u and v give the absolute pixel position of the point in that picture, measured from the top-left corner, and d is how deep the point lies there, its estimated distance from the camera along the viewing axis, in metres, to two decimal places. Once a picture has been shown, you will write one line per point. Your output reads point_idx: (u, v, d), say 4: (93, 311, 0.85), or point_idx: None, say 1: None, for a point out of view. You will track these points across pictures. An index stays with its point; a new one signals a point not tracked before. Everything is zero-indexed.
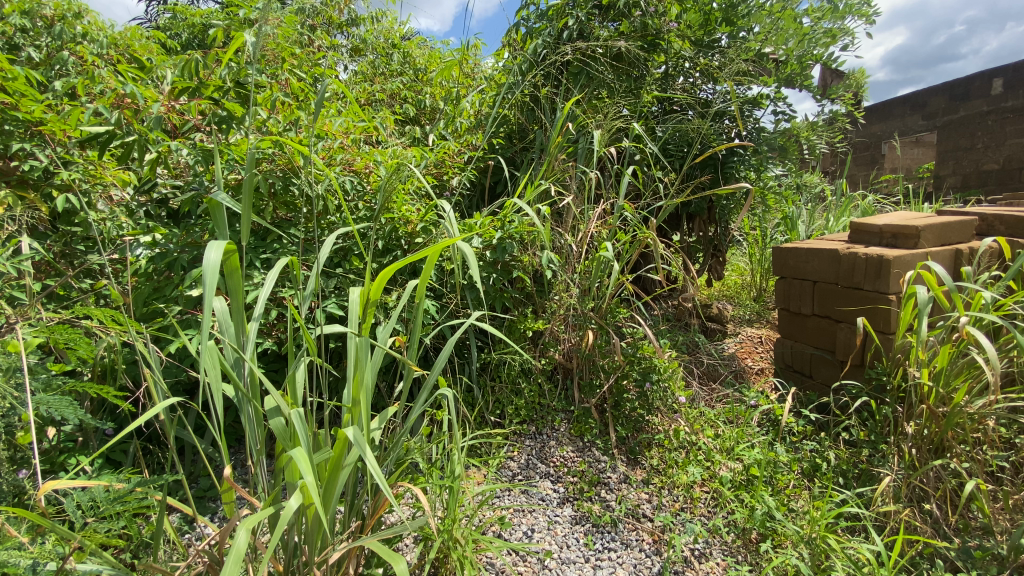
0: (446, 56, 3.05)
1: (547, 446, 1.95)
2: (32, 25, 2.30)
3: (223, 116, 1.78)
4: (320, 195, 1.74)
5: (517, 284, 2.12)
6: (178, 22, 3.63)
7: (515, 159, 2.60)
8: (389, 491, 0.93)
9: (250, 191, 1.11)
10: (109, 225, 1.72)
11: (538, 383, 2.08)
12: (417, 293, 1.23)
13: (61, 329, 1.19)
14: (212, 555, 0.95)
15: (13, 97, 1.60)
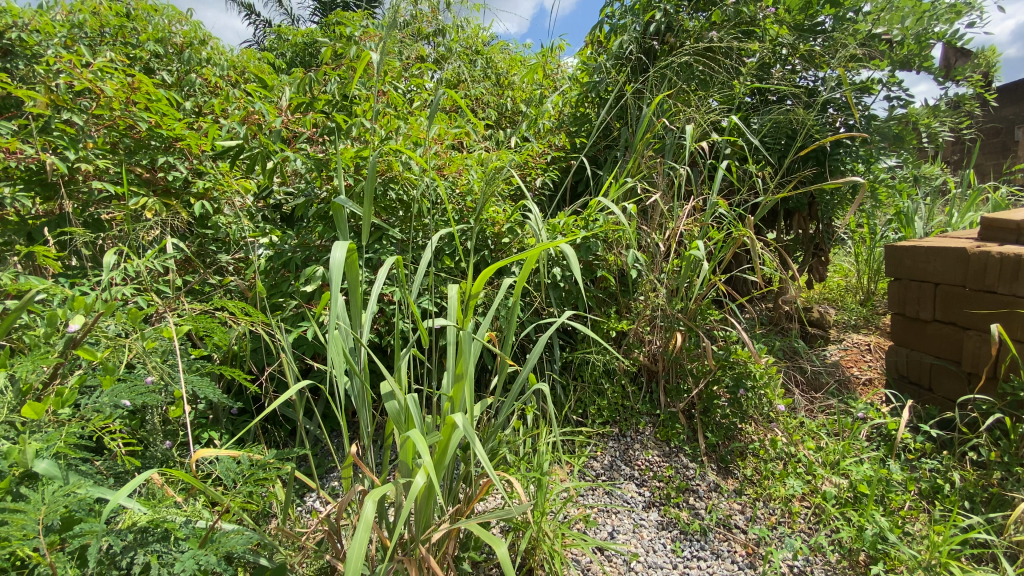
0: (529, 59, 3.10)
1: (632, 449, 1.92)
2: (166, 52, 2.62)
3: (331, 127, 1.95)
4: (415, 198, 1.84)
5: (601, 284, 2.10)
6: (283, 43, 3.98)
7: (598, 158, 2.59)
8: (493, 476, 0.97)
9: (368, 198, 1.23)
10: (234, 227, 1.93)
11: (622, 384, 2.04)
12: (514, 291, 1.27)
13: (202, 318, 1.34)
14: (331, 523, 1.04)
15: (158, 118, 1.85)
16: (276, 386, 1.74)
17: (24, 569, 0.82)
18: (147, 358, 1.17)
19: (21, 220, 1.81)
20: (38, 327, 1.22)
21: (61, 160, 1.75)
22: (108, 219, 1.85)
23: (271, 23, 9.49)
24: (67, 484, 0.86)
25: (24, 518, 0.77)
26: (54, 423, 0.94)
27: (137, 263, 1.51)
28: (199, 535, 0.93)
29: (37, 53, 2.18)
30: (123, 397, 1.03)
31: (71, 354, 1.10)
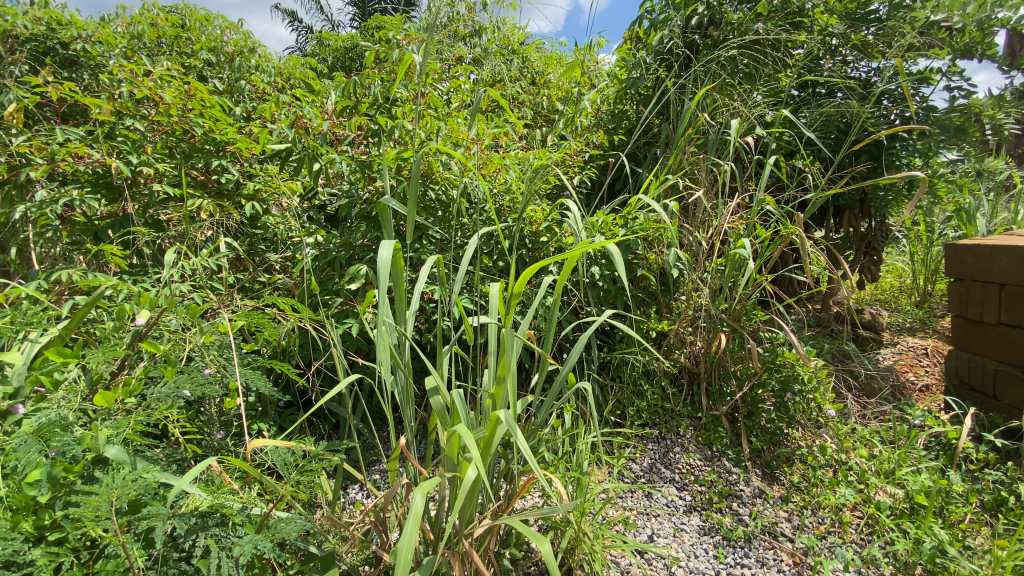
0: (566, 57, 3.09)
1: (672, 451, 1.88)
2: (217, 60, 2.74)
3: (374, 129, 1.99)
4: (454, 198, 1.86)
5: (641, 283, 2.06)
6: (325, 48, 4.10)
7: (637, 155, 2.55)
8: (537, 473, 0.97)
9: (413, 197, 1.26)
10: (282, 227, 2.00)
11: (662, 386, 2.00)
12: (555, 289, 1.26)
13: (254, 314, 1.39)
14: (377, 515, 1.07)
15: (212, 123, 1.93)
16: (321, 381, 1.79)
17: (97, 548, 0.87)
18: (205, 351, 1.22)
19: (89, 221, 1.93)
20: (106, 321, 1.30)
21: (124, 164, 1.85)
22: (167, 219, 1.95)
23: (313, 30, 9.80)
24: (136, 468, 0.91)
25: (98, 500, 0.81)
26: (123, 411, 1.00)
27: (193, 261, 1.59)
28: (254, 522, 0.96)
29: (101, 63, 2.31)
30: (185, 387, 1.08)
31: (137, 346, 1.17)
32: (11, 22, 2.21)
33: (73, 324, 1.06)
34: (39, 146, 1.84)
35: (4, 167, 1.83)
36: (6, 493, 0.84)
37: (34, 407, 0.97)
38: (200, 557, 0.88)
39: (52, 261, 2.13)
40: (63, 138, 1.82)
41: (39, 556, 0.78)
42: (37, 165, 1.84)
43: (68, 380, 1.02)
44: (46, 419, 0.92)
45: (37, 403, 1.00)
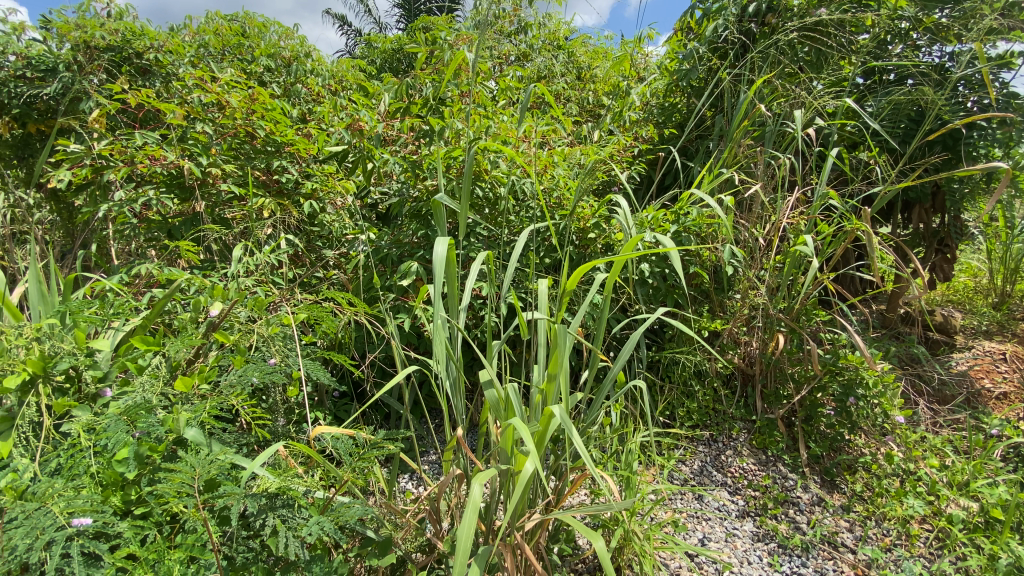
0: (613, 50, 3.04)
1: (725, 455, 1.83)
2: (275, 64, 2.86)
3: (426, 129, 2.04)
4: (503, 195, 1.87)
5: (693, 281, 2.00)
6: (374, 50, 4.21)
7: (689, 150, 2.49)
8: (591, 469, 0.95)
9: (466, 194, 1.27)
10: (337, 225, 2.08)
11: (714, 387, 1.94)
12: (607, 285, 1.23)
13: (315, 307, 1.44)
14: (432, 504, 1.09)
15: (273, 125, 2.02)
16: (375, 373, 1.86)
17: (178, 522, 0.93)
18: (271, 341, 1.29)
19: (163, 219, 2.06)
20: (181, 313, 1.39)
21: (194, 165, 1.96)
22: (232, 217, 2.06)
23: (362, 33, 10.10)
24: (211, 450, 0.97)
25: (182, 477, 0.87)
26: (200, 396, 1.06)
27: (258, 257, 1.67)
28: (317, 505, 1.01)
29: (171, 72, 2.47)
30: (254, 375, 1.14)
31: (210, 336, 1.25)
32: (92, 34, 2.38)
33: (152, 315, 1.14)
34: (120, 150, 1.98)
35: (90, 170, 1.98)
36: (98, 469, 0.91)
37: (121, 390, 1.05)
38: (269, 537, 0.93)
39: (130, 257, 2.30)
40: (141, 142, 1.95)
41: (128, 528, 0.85)
42: (117, 167, 1.98)
43: (151, 366, 1.10)
44: (132, 401, 0.99)
45: (124, 386, 1.08)
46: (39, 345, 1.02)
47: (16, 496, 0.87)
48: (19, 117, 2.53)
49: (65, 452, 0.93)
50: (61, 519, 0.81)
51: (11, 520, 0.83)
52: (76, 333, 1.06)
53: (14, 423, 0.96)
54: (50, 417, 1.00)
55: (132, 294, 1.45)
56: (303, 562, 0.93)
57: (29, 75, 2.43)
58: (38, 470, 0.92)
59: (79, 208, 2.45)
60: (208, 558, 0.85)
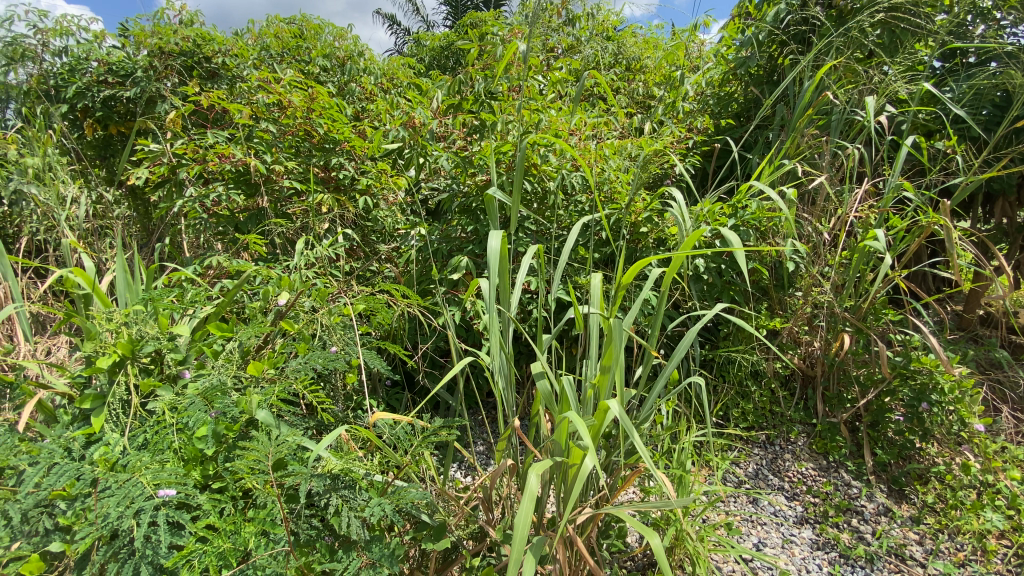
0: (665, 40, 2.96)
1: (782, 458, 1.77)
2: (331, 65, 2.97)
3: (477, 125, 2.06)
4: (554, 190, 1.86)
5: (751, 277, 1.93)
6: (423, 48, 4.29)
7: (746, 141, 2.40)
8: (648, 466, 0.93)
9: (518, 188, 1.26)
10: (390, 220, 2.14)
11: (771, 388, 1.87)
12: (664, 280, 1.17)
13: (372, 298, 1.50)
14: (486, 494, 1.11)
15: (331, 123, 2.09)
16: (426, 364, 1.91)
17: (251, 498, 0.99)
18: (332, 330, 1.35)
19: (231, 214, 2.18)
20: (249, 303, 1.47)
21: (260, 163, 2.06)
22: (293, 212, 2.15)
23: (411, 33, 10.30)
24: (280, 432, 1.03)
25: (258, 455, 0.93)
26: (268, 380, 1.12)
27: (317, 250, 1.74)
28: (377, 488, 1.05)
29: (237, 74, 2.61)
30: (318, 363, 1.19)
31: (277, 325, 1.32)
32: (167, 40, 2.55)
33: (224, 304, 1.21)
34: (194, 149, 2.11)
35: (166, 168, 2.12)
36: (179, 445, 0.97)
37: (198, 373, 1.13)
38: (332, 515, 0.98)
39: (200, 249, 2.44)
40: (212, 142, 2.07)
41: (207, 501, 0.91)
42: (190, 166, 2.11)
43: (225, 351, 1.17)
44: (209, 383, 1.06)
45: (200, 369, 1.15)
46: (127, 329, 1.11)
47: (109, 467, 0.95)
48: (102, 120, 2.73)
49: (151, 428, 1.01)
50: (149, 489, 0.88)
51: (105, 488, 0.91)
52: (159, 319, 1.15)
53: (106, 400, 1.05)
54: (137, 396, 1.08)
55: (205, 284, 1.55)
56: (364, 542, 0.97)
57: (110, 80, 2.61)
58: (127, 444, 1.00)
59: (155, 205, 2.63)
60: (278, 532, 0.89)
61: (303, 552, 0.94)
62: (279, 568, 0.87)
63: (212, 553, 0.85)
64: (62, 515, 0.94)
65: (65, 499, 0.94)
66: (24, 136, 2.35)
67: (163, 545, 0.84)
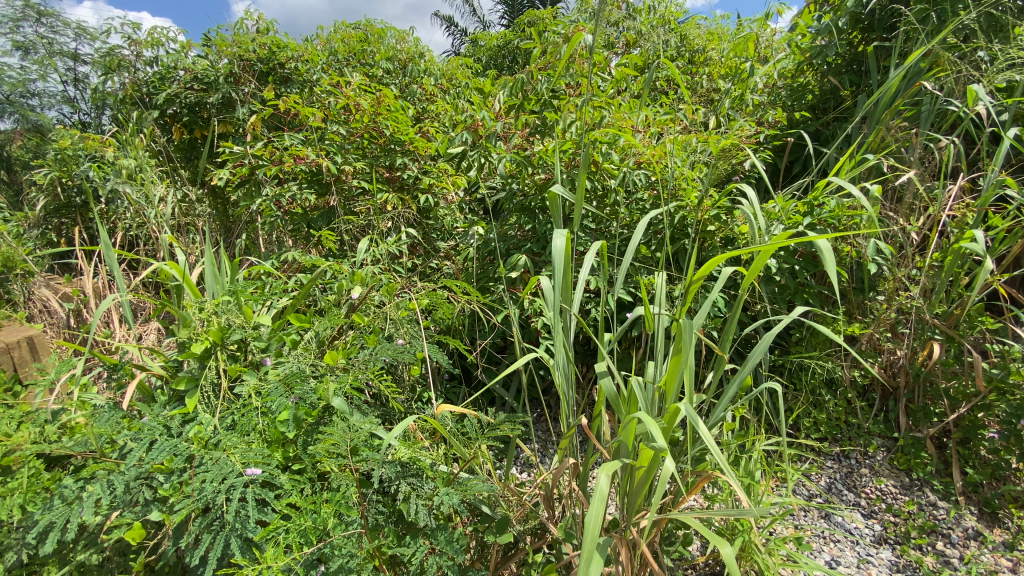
0: (731, 30, 2.85)
1: (859, 473, 1.67)
2: (394, 67, 3.07)
3: (539, 124, 2.06)
4: (616, 187, 1.83)
5: (828, 280, 1.82)
6: (480, 48, 4.35)
7: (821, 134, 2.27)
8: (723, 473, 0.89)
9: (581, 183, 1.21)
10: (450, 218, 2.19)
11: (848, 398, 1.77)
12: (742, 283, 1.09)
13: (435, 294, 1.54)
14: (550, 491, 1.12)
15: (396, 123, 2.15)
16: (485, 360, 1.94)
17: (326, 481, 1.04)
18: (400, 324, 1.40)
19: (304, 213, 2.30)
20: (322, 296, 1.54)
21: (331, 163, 2.15)
22: (359, 211, 2.24)
23: (467, 34, 10.46)
24: (354, 419, 1.08)
25: (337, 440, 0.98)
26: (342, 370, 1.18)
27: (382, 247, 1.80)
28: (444, 478, 1.08)
29: (308, 79, 2.75)
30: (387, 354, 1.24)
31: (349, 318, 1.38)
32: (247, 49, 2.71)
33: (302, 296, 1.28)
34: (270, 151, 2.24)
35: (246, 168, 2.27)
36: (264, 427, 1.04)
37: (279, 361, 1.20)
38: (402, 502, 1.01)
39: (273, 245, 2.59)
40: (288, 144, 2.19)
41: (288, 481, 0.97)
42: (267, 167, 2.24)
43: (304, 340, 1.25)
44: (290, 370, 1.13)
45: (280, 357, 1.23)
46: (217, 318, 1.20)
47: (203, 445, 1.02)
48: (188, 125, 2.95)
49: (238, 410, 1.08)
50: (239, 467, 0.94)
51: (200, 464, 0.98)
52: (245, 309, 1.23)
53: (199, 383, 1.14)
54: (226, 380, 1.16)
55: (282, 277, 1.64)
56: (430, 530, 1.00)
57: (196, 87, 2.81)
58: (218, 424, 1.07)
59: (234, 203, 2.81)
60: (352, 515, 0.94)
61: (374, 535, 0.97)
62: (353, 549, 0.91)
63: (294, 530, 0.90)
64: (161, 487, 1.02)
65: (164, 472, 1.03)
66: (122, 140, 2.57)
67: (252, 519, 0.90)
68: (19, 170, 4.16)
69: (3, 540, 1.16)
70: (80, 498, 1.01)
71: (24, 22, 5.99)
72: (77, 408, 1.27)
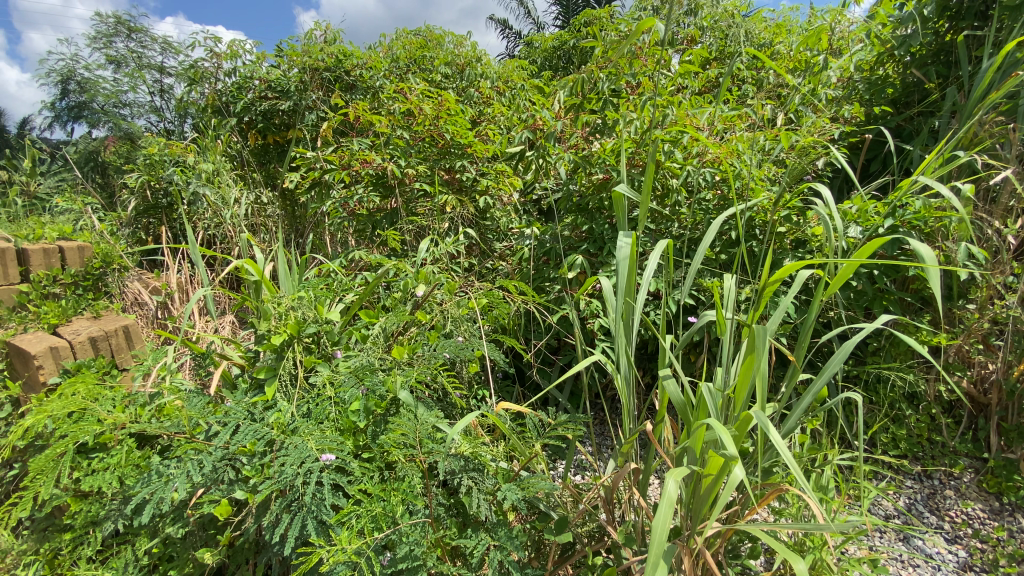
0: (801, 22, 2.71)
1: (942, 495, 1.55)
2: (452, 71, 3.14)
3: (600, 124, 2.05)
4: (678, 188, 1.79)
5: (911, 286, 1.70)
6: (535, 51, 4.37)
7: (903, 130, 2.13)
8: (799, 487, 0.85)
9: (648, 181, 1.16)
10: (506, 219, 2.22)
11: (931, 414, 1.65)
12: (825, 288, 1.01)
13: (494, 293, 1.56)
14: (610, 494, 1.11)
15: (455, 126, 2.20)
16: (541, 360, 1.95)
17: (393, 471, 1.08)
18: (460, 322, 1.44)
19: (369, 214, 2.37)
20: (386, 293, 1.60)
21: (395, 166, 2.23)
22: (419, 212, 2.31)
23: (522, 37, 10.52)
24: (420, 412, 1.12)
25: (405, 431, 1.03)
26: (407, 364, 1.22)
27: (442, 248, 1.85)
28: (504, 474, 1.10)
29: (371, 85, 2.87)
30: (449, 351, 1.27)
31: (413, 315, 1.43)
32: (316, 58, 2.86)
33: (369, 292, 1.34)
34: (338, 155, 2.35)
35: (316, 172, 2.39)
36: (337, 417, 1.10)
37: (349, 354, 1.26)
38: (464, 495, 1.05)
39: (338, 245, 2.72)
40: (356, 148, 2.29)
41: (359, 468, 1.02)
42: (336, 171, 2.36)
43: (372, 334, 1.31)
44: (360, 363, 1.18)
45: (350, 351, 1.29)
46: (293, 312, 1.27)
47: (282, 430, 1.09)
48: (263, 131, 3.14)
49: (313, 399, 1.15)
50: (316, 453, 1.00)
51: (280, 449, 1.06)
52: (318, 304, 1.30)
53: (278, 374, 1.22)
54: (301, 370, 1.23)
55: (348, 275, 1.71)
56: (491, 524, 1.03)
57: (270, 95, 3.00)
58: (296, 412, 1.14)
59: (302, 205, 2.96)
60: (418, 504, 0.98)
61: (438, 526, 1.01)
62: (420, 537, 0.95)
63: (365, 515, 0.94)
64: (245, 468, 1.10)
65: (247, 455, 1.11)
66: (203, 145, 2.76)
67: (327, 503, 0.95)
68: (114, 174, 4.56)
69: (103, 511, 1.27)
70: (174, 475, 1.10)
71: (117, 37, 6.56)
72: (170, 392, 1.38)
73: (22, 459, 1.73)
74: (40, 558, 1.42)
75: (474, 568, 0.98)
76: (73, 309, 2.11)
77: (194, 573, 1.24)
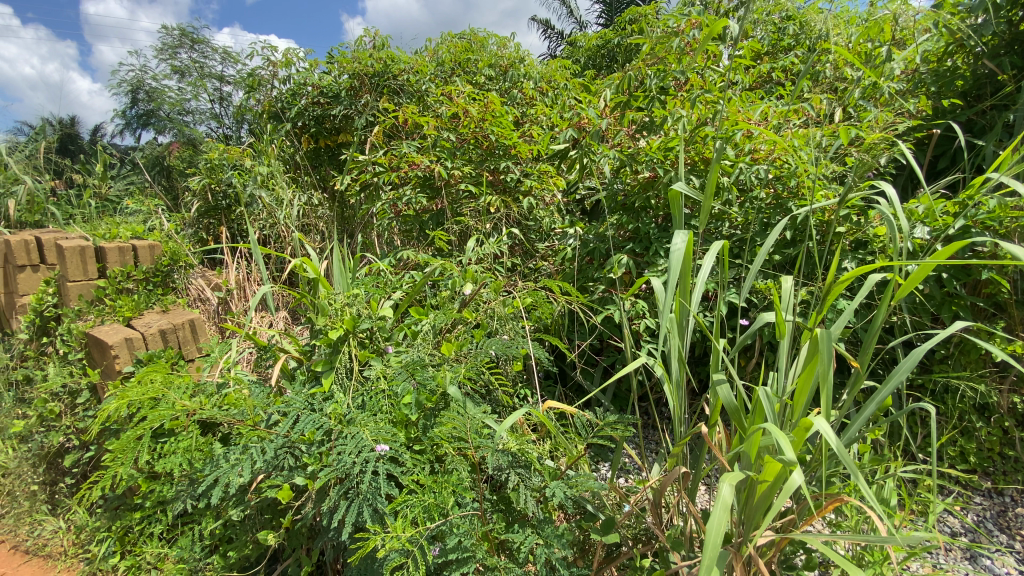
0: (860, 13, 2.59)
1: (1013, 513, 1.47)
2: (496, 73, 3.18)
3: (647, 122, 2.03)
4: (728, 186, 1.75)
5: (982, 291, 1.61)
6: (577, 51, 4.36)
7: (973, 124, 2.01)
8: (861, 498, 0.83)
9: (709, 179, 1.12)
10: (549, 219, 2.23)
11: (1003, 427, 1.55)
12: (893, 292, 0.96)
13: (540, 292, 1.58)
14: (660, 496, 1.10)
15: (501, 127, 2.23)
16: (585, 360, 1.95)
17: (443, 464, 1.12)
18: (506, 320, 1.46)
19: (416, 214, 2.42)
20: (433, 291, 1.65)
21: (442, 168, 2.27)
22: (464, 211, 2.35)
23: (563, 37, 10.48)
24: (469, 407, 1.15)
25: (456, 425, 1.06)
26: (455, 360, 1.25)
27: (487, 247, 1.88)
28: (551, 471, 1.12)
29: (418, 89, 2.94)
30: (496, 349, 1.30)
31: (460, 314, 1.46)
32: (365, 64, 2.96)
33: (418, 290, 1.37)
34: (387, 157, 2.42)
35: (366, 174, 2.48)
36: (391, 410, 1.14)
37: (400, 350, 1.30)
38: (511, 490, 1.07)
39: (385, 244, 2.81)
40: (405, 151, 2.35)
41: (411, 459, 1.06)
42: (385, 173, 2.44)
43: (422, 331, 1.35)
44: (412, 358, 1.22)
45: (401, 348, 1.33)
46: (348, 309, 1.33)
47: (340, 420, 1.14)
48: (315, 135, 3.27)
49: (368, 392, 1.21)
50: (372, 443, 1.05)
51: (338, 438, 1.11)
52: (371, 301, 1.35)
53: (334, 367, 1.27)
54: (356, 364, 1.28)
55: (397, 273, 1.76)
56: (537, 520, 1.04)
57: (322, 101, 3.12)
58: (351, 403, 1.20)
59: (351, 205, 3.06)
60: (468, 497, 1.01)
61: (486, 519, 1.04)
62: (470, 529, 0.98)
63: (419, 505, 0.98)
64: (304, 456, 1.17)
65: (307, 443, 1.17)
66: (260, 149, 2.90)
67: (382, 491, 1.00)
68: (177, 176, 4.83)
69: (173, 491, 1.36)
70: (240, 460, 1.17)
71: (182, 49, 6.96)
72: (233, 382, 1.46)
73: (100, 441, 1.87)
74: (115, 533, 1.53)
75: (522, 562, 1.00)
76: (145, 302, 2.27)
77: (253, 554, 1.32)
